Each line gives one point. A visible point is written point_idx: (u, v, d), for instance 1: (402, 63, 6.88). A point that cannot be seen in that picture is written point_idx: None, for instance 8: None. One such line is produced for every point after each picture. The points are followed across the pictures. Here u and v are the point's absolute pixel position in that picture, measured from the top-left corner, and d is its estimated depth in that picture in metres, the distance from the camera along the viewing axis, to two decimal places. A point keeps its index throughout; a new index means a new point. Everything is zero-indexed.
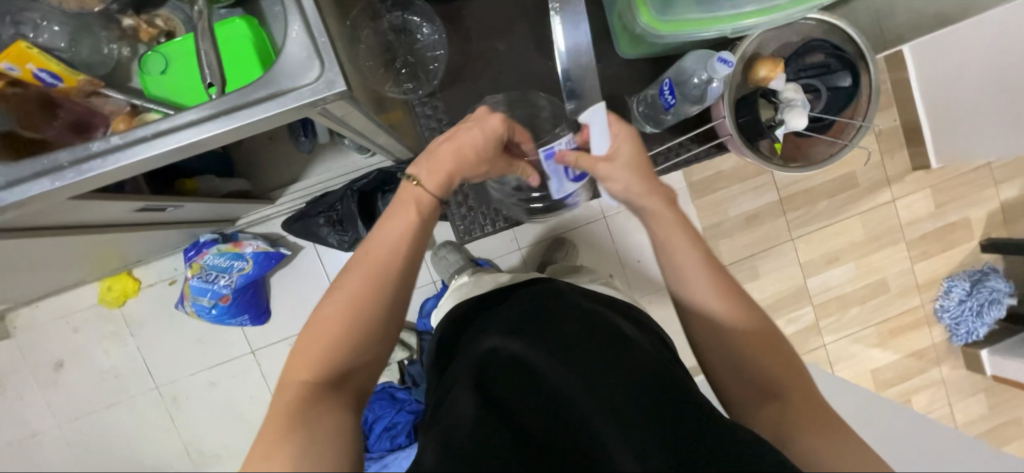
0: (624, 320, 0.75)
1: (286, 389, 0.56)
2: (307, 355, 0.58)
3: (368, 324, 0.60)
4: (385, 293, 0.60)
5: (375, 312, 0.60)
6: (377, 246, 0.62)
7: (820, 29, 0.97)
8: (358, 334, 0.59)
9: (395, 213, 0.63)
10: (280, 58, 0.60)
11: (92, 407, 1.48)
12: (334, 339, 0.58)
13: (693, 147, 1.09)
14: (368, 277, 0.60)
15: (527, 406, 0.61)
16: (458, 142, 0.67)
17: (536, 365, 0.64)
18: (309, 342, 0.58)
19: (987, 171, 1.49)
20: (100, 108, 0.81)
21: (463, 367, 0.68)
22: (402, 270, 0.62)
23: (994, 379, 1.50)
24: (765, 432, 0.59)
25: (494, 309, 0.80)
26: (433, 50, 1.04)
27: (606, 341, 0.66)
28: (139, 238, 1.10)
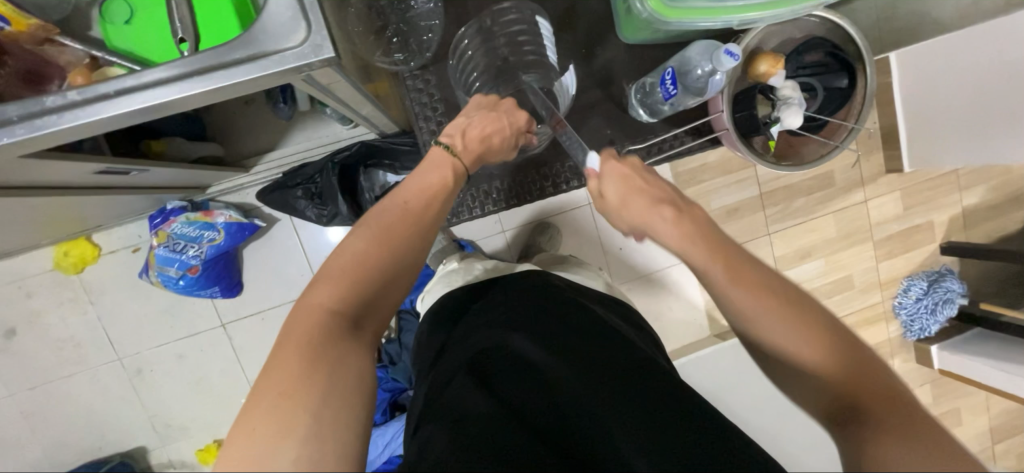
0: (617, 316, 0.77)
1: (310, 315, 0.51)
2: (332, 280, 0.54)
3: (400, 262, 0.58)
4: (420, 233, 0.60)
5: (406, 254, 0.59)
6: (414, 196, 0.63)
7: (822, 26, 0.98)
8: (391, 266, 0.57)
9: (430, 172, 0.68)
10: (262, 16, 0.55)
11: (48, 377, 1.41)
12: (363, 272, 0.55)
13: (687, 140, 1.08)
14: (401, 220, 0.60)
15: (526, 398, 0.62)
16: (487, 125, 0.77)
17: (537, 361, 0.65)
18: (335, 268, 0.54)
19: (953, 177, 1.56)
20: (55, 58, 0.74)
21: (459, 360, 0.68)
22: (436, 217, 0.64)
23: (939, 373, 1.61)
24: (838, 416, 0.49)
25: (489, 300, 0.80)
26: (428, 20, 0.98)
27: (605, 338, 0.68)
28: (100, 202, 1.03)
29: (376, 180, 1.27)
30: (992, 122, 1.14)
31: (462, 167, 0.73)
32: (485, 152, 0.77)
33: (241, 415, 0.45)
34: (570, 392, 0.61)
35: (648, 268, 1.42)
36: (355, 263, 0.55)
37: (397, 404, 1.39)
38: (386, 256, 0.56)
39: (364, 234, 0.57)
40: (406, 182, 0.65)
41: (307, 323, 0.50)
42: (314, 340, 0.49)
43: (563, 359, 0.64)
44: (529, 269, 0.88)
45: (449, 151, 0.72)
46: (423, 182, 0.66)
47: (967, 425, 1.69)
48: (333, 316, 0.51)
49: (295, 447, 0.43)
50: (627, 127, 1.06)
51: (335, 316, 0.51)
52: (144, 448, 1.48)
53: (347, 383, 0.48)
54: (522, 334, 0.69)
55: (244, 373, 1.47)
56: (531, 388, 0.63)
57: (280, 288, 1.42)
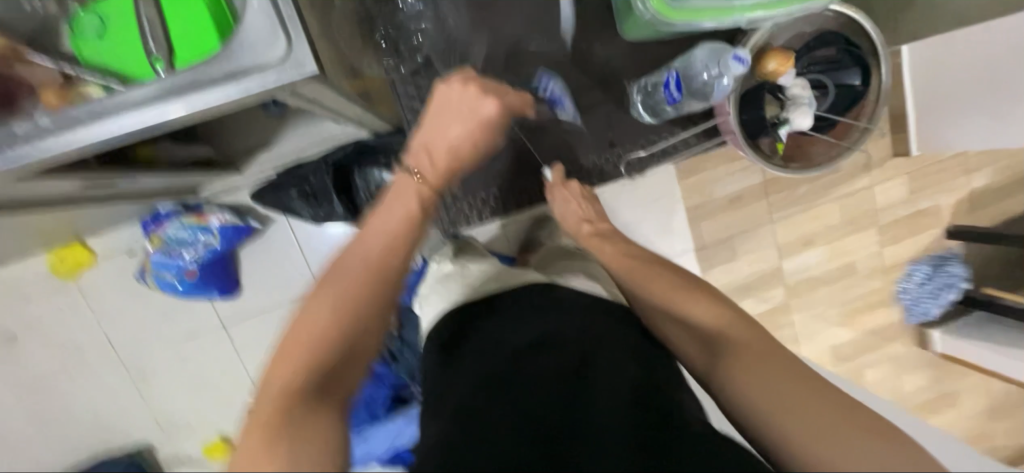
0: (614, 331, 0.72)
1: (269, 389, 0.52)
2: (295, 350, 0.54)
3: (359, 329, 0.56)
4: (377, 283, 0.58)
5: (363, 307, 0.57)
6: (371, 240, 0.61)
7: (836, 21, 0.94)
8: (350, 324, 0.56)
9: (391, 209, 0.64)
10: (241, 29, 0.52)
11: (52, 382, 1.41)
12: (324, 336, 0.54)
13: (694, 141, 1.03)
14: (359, 275, 0.58)
15: (515, 425, 0.60)
16: (451, 135, 0.69)
17: (529, 387, 0.64)
18: (292, 345, 0.54)
19: (961, 159, 1.52)
20: (26, 78, 0.67)
21: (456, 390, 0.68)
22: (395, 268, 0.60)
23: (940, 356, 1.61)
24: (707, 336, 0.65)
25: (490, 324, 0.79)
26: (417, 22, 0.93)
27: (597, 362, 0.65)
28: (88, 211, 1.01)
29: (373, 181, 1.23)
30: (1005, 105, 1.10)
31: (428, 190, 0.67)
32: (457, 165, 0.69)
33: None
34: (559, 423, 0.59)
35: None
36: (314, 329, 0.55)
37: (400, 399, 1.39)
38: (342, 325, 0.55)
39: (320, 304, 0.56)
40: (363, 232, 0.62)
41: (269, 402, 0.51)
42: (276, 420, 0.50)
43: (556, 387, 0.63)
44: (534, 281, 0.85)
45: (418, 181, 0.67)
46: (378, 228, 0.63)
47: (966, 405, 1.71)
48: (296, 390, 0.52)
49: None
50: (630, 128, 1.01)
51: (297, 391, 0.52)
52: (153, 447, 1.50)
53: (309, 450, 0.49)
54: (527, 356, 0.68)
55: (247, 372, 1.47)
56: (519, 418, 0.60)
57: (278, 287, 1.41)
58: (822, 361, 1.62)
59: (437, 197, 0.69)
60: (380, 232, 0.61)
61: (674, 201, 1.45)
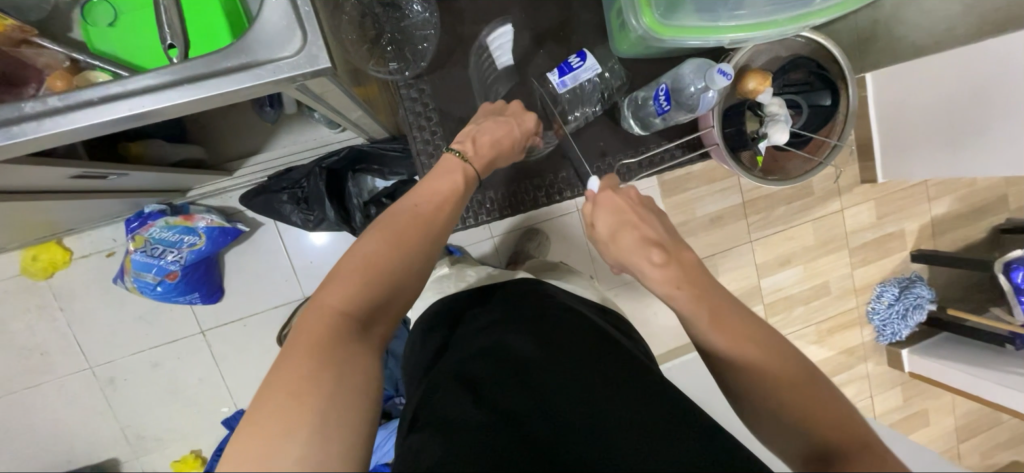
0: (616, 329, 0.77)
1: (317, 317, 0.50)
2: (345, 282, 0.54)
3: (412, 268, 0.58)
4: (432, 237, 0.61)
5: (416, 254, 0.59)
6: (423, 201, 0.65)
7: (807, 47, 1.02)
8: (400, 267, 0.57)
9: (442, 177, 0.69)
10: (256, 25, 0.54)
11: (13, 388, 1.34)
12: (376, 272, 0.55)
13: (679, 155, 1.09)
14: (414, 226, 0.61)
15: (520, 401, 0.61)
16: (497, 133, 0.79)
17: (539, 363, 0.65)
18: (347, 268, 0.54)
19: (922, 188, 1.63)
20: (31, 60, 0.70)
21: (451, 369, 0.68)
22: (446, 222, 0.65)
23: (910, 375, 1.67)
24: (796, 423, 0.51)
25: (486, 310, 0.79)
26: (423, 30, 0.98)
27: (606, 347, 0.68)
28: (72, 205, 0.98)
29: (365, 186, 1.27)
30: (961, 135, 1.18)
31: (472, 171, 0.74)
32: (495, 159, 0.78)
33: (250, 411, 0.44)
34: (576, 394, 0.60)
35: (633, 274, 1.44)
36: (365, 265, 0.55)
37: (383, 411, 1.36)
38: (397, 260, 0.57)
39: (376, 239, 0.57)
40: (416, 189, 0.66)
41: (319, 321, 0.50)
42: (324, 342, 0.48)
43: (566, 363, 0.65)
44: (524, 277, 0.88)
45: (461, 158, 0.74)
46: (432, 189, 0.67)
47: (934, 425, 1.77)
48: (345, 318, 0.51)
49: (302, 443, 0.42)
50: (620, 140, 1.06)
51: (346, 317, 0.51)
52: (117, 460, 1.42)
53: (356, 378, 0.48)
54: (534, 338, 0.69)
55: (224, 381, 1.42)
56: (530, 392, 0.62)
57: (263, 293, 1.39)
58: None
59: (478, 179, 0.75)
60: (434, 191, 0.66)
61: None
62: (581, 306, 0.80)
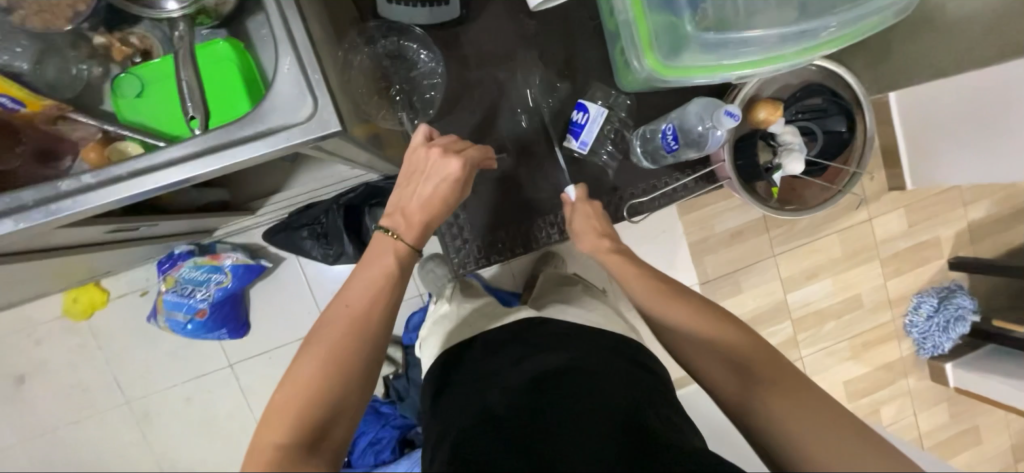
0: (617, 359, 0.73)
1: (260, 448, 0.55)
2: (288, 407, 0.57)
3: (349, 380, 0.59)
4: (366, 336, 0.62)
5: (352, 362, 0.60)
6: (359, 298, 0.64)
7: (820, 74, 1.01)
8: (337, 380, 0.59)
9: (373, 262, 0.67)
10: (269, 95, 0.57)
11: (57, 424, 1.41)
12: (310, 395, 0.57)
13: (693, 187, 1.06)
14: (346, 331, 0.61)
15: (508, 457, 0.59)
16: (421, 192, 0.72)
17: (544, 407, 0.65)
18: (287, 400, 0.57)
19: (956, 194, 1.55)
20: (67, 135, 0.78)
21: (453, 429, 0.67)
22: (380, 318, 0.64)
23: (956, 391, 1.57)
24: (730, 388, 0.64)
25: (494, 355, 0.79)
26: (430, 78, 1.00)
27: (596, 392, 0.66)
28: (108, 254, 1.04)
29: (381, 220, 1.28)
30: (994, 141, 1.12)
31: (407, 246, 0.70)
32: (434, 219, 0.72)
33: None
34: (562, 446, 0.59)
35: None
36: (304, 386, 0.58)
37: (406, 441, 1.37)
38: (331, 377, 0.58)
39: (311, 356, 0.59)
40: (346, 287, 0.65)
41: (262, 458, 0.54)
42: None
43: (552, 416, 0.63)
44: (527, 316, 0.86)
45: (392, 236, 0.70)
46: (364, 279, 0.66)
47: (987, 442, 1.66)
48: (289, 446, 0.55)
49: None
50: (630, 173, 1.05)
51: (291, 447, 0.55)
52: None
53: None
54: (536, 381, 0.69)
55: (252, 412, 1.46)
56: (516, 447, 0.60)
57: (287, 326, 1.42)
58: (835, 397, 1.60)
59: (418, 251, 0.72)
60: (365, 286, 0.65)
61: (678, 237, 1.48)
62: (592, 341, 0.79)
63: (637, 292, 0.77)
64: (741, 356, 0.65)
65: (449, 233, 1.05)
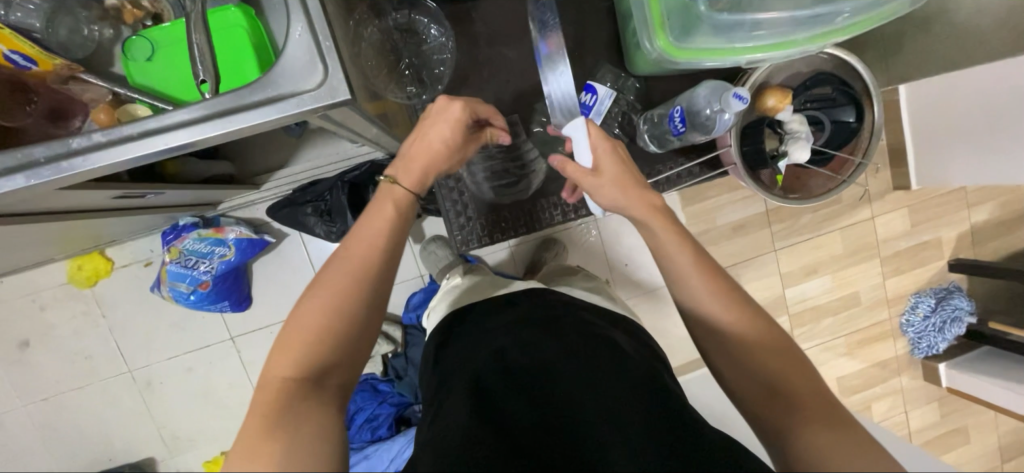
0: (610, 325, 0.78)
1: (267, 385, 0.54)
2: (294, 344, 0.55)
3: (356, 320, 0.58)
4: (371, 278, 0.60)
5: (359, 301, 0.58)
6: (359, 241, 0.61)
7: (830, 63, 1.00)
8: (343, 317, 0.57)
9: (373, 207, 0.64)
10: (280, 60, 0.57)
11: (61, 389, 1.43)
12: (318, 332, 0.56)
13: (699, 173, 1.07)
14: (352, 270, 0.59)
15: (517, 402, 0.63)
16: (424, 139, 0.70)
17: (543, 367, 0.67)
18: (290, 338, 0.56)
19: (961, 195, 1.55)
20: (78, 96, 0.79)
21: (457, 376, 0.70)
22: (384, 261, 0.62)
23: (948, 391, 1.59)
24: (756, 389, 0.57)
25: (495, 316, 0.80)
26: (440, 54, 0.99)
27: (593, 358, 0.67)
28: (114, 221, 1.05)
29: None
30: (1002, 142, 1.12)
31: (405, 192, 0.67)
32: (433, 167, 0.70)
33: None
34: (561, 388, 0.64)
35: (653, 284, 1.42)
36: (312, 324, 0.56)
37: (403, 418, 1.39)
38: (338, 316, 0.57)
39: (317, 294, 0.58)
40: (355, 229, 0.63)
41: (269, 393, 0.53)
42: (276, 409, 0.51)
43: (553, 367, 0.66)
44: (529, 288, 0.87)
45: (391, 180, 0.67)
46: (369, 224, 0.63)
47: (975, 443, 1.68)
48: (293, 381, 0.54)
49: None
50: (635, 157, 1.05)
51: (295, 383, 0.54)
52: (153, 459, 1.49)
53: (309, 446, 0.50)
54: (536, 343, 0.70)
55: (252, 385, 1.48)
56: (522, 390, 0.65)
57: (288, 301, 1.44)
58: None
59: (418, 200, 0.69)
60: (369, 229, 0.62)
61: None
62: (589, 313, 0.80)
63: (676, 268, 0.64)
64: (773, 368, 0.57)
65: (454, 210, 1.06)
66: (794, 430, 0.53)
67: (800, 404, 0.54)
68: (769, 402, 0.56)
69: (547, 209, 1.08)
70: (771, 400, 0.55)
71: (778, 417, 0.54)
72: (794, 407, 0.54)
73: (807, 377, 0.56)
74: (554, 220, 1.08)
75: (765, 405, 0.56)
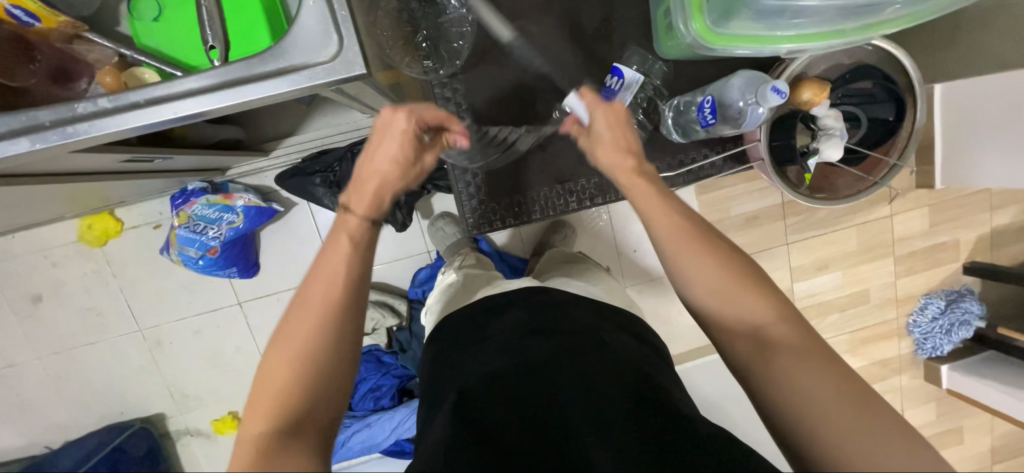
0: (619, 330, 0.76)
1: (245, 442, 0.50)
2: (268, 394, 0.51)
3: (328, 355, 0.53)
4: (335, 311, 0.54)
5: (327, 336, 0.53)
6: (319, 268, 0.55)
7: (874, 55, 0.95)
8: (314, 356, 0.53)
9: (329, 244, 0.56)
10: (293, 29, 0.54)
11: (73, 344, 1.46)
12: (290, 378, 0.52)
13: (722, 167, 1.03)
14: (316, 304, 0.54)
15: (507, 409, 0.63)
16: (372, 159, 0.59)
17: (537, 376, 0.66)
18: (261, 390, 0.52)
19: (985, 196, 1.50)
20: (82, 55, 0.77)
21: (454, 383, 0.70)
22: (350, 287, 0.55)
23: (947, 392, 1.59)
24: (743, 344, 0.55)
25: (492, 321, 0.79)
26: (459, 26, 0.95)
27: (591, 366, 0.66)
28: (121, 184, 1.04)
29: None
30: None
31: (361, 223, 0.58)
32: (390, 187, 0.60)
33: None
34: (555, 402, 0.63)
35: (660, 271, 1.41)
36: (284, 370, 0.52)
37: (405, 390, 1.42)
38: (308, 357, 0.52)
39: (286, 337, 0.53)
40: (318, 257, 0.56)
41: (247, 451, 0.49)
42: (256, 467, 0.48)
43: (547, 375, 0.66)
44: (527, 286, 0.86)
45: (345, 213, 0.58)
46: (332, 254, 0.56)
47: (967, 443, 1.69)
48: (272, 434, 0.50)
49: None
50: (659, 145, 1.01)
51: (272, 435, 0.50)
52: (163, 415, 1.54)
53: None
54: (531, 350, 0.70)
55: (258, 350, 1.51)
56: (513, 397, 0.64)
57: (294, 270, 1.45)
58: None
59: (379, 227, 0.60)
60: (329, 254, 0.56)
61: None
62: (590, 312, 0.79)
63: (657, 233, 0.60)
64: (760, 314, 0.55)
65: (467, 191, 1.04)
66: (781, 376, 0.52)
67: (786, 348, 0.53)
68: (756, 347, 0.54)
69: (560, 195, 1.05)
70: (758, 348, 0.54)
71: (765, 365, 0.53)
72: (781, 351, 0.53)
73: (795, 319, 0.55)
74: (567, 208, 1.06)
75: (752, 352, 0.55)
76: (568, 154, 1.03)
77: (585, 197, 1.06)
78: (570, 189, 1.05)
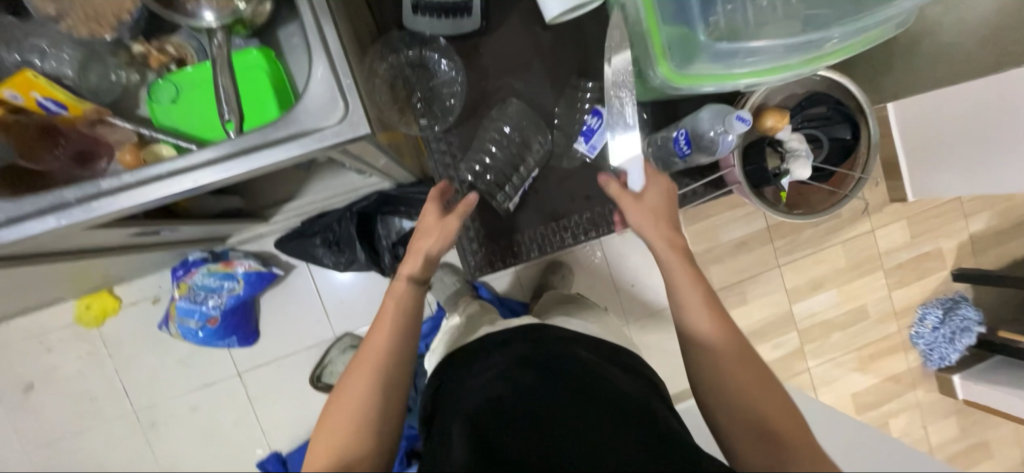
0: (610, 364, 0.77)
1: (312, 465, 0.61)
2: (339, 425, 0.63)
3: (384, 396, 0.65)
4: (393, 358, 0.68)
5: (387, 377, 0.66)
6: (380, 329, 0.70)
7: (823, 84, 1.04)
8: (375, 395, 0.65)
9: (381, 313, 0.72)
10: (303, 99, 0.60)
11: (63, 433, 1.40)
12: (353, 414, 0.63)
13: (704, 193, 1.10)
14: (375, 357, 0.67)
15: (510, 440, 0.62)
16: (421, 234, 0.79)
17: (539, 408, 0.65)
18: (329, 417, 0.64)
19: (957, 205, 1.58)
20: (105, 137, 0.81)
21: (455, 417, 0.69)
22: (406, 339, 0.70)
23: (964, 403, 1.56)
24: (753, 433, 0.60)
25: (489, 357, 0.79)
26: (450, 87, 1.06)
27: (594, 395, 0.67)
28: (124, 259, 1.05)
29: (393, 227, 1.31)
30: (991, 154, 1.15)
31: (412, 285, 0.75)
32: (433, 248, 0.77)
33: None
34: (548, 430, 0.62)
35: (661, 303, 1.42)
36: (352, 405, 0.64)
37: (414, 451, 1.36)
38: (366, 397, 0.64)
39: (356, 379, 0.66)
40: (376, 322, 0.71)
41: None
42: None
43: (549, 408, 0.65)
44: (523, 323, 0.87)
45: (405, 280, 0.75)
46: (385, 315, 0.72)
47: (997, 457, 1.64)
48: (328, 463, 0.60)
49: None
50: None
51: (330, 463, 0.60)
52: None
53: None
54: (532, 381, 0.69)
55: (258, 422, 1.45)
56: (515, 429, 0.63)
57: (295, 334, 1.43)
58: (843, 408, 1.59)
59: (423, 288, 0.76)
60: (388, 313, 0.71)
61: None
62: (585, 351, 0.79)
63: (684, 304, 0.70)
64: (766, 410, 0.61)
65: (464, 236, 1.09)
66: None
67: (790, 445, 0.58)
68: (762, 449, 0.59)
69: (555, 232, 1.10)
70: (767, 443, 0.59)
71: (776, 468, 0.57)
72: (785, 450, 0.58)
73: (800, 421, 0.60)
74: (561, 244, 1.10)
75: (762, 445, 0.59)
76: (556, 194, 1.09)
77: (580, 231, 1.10)
78: (564, 225, 1.10)
